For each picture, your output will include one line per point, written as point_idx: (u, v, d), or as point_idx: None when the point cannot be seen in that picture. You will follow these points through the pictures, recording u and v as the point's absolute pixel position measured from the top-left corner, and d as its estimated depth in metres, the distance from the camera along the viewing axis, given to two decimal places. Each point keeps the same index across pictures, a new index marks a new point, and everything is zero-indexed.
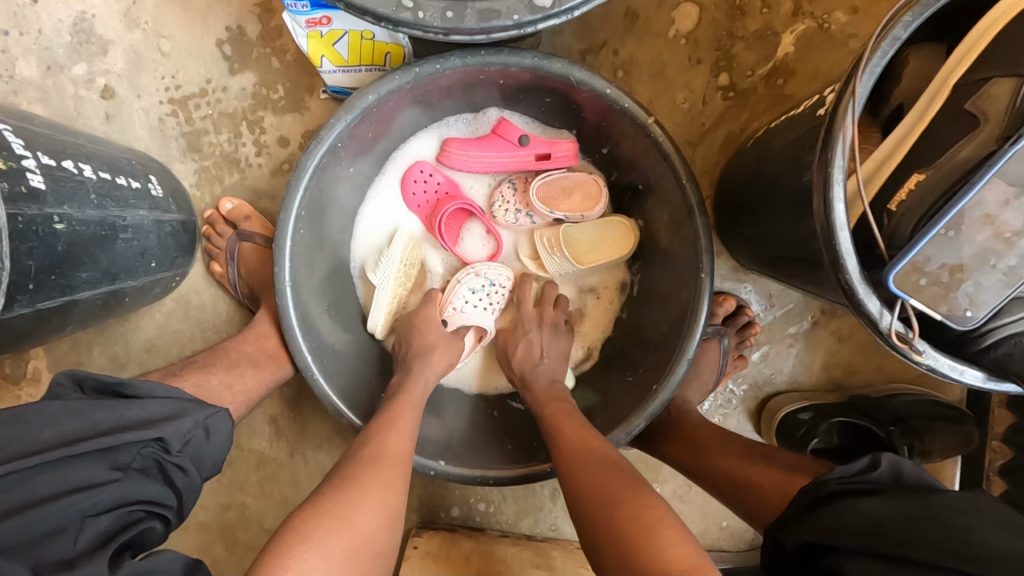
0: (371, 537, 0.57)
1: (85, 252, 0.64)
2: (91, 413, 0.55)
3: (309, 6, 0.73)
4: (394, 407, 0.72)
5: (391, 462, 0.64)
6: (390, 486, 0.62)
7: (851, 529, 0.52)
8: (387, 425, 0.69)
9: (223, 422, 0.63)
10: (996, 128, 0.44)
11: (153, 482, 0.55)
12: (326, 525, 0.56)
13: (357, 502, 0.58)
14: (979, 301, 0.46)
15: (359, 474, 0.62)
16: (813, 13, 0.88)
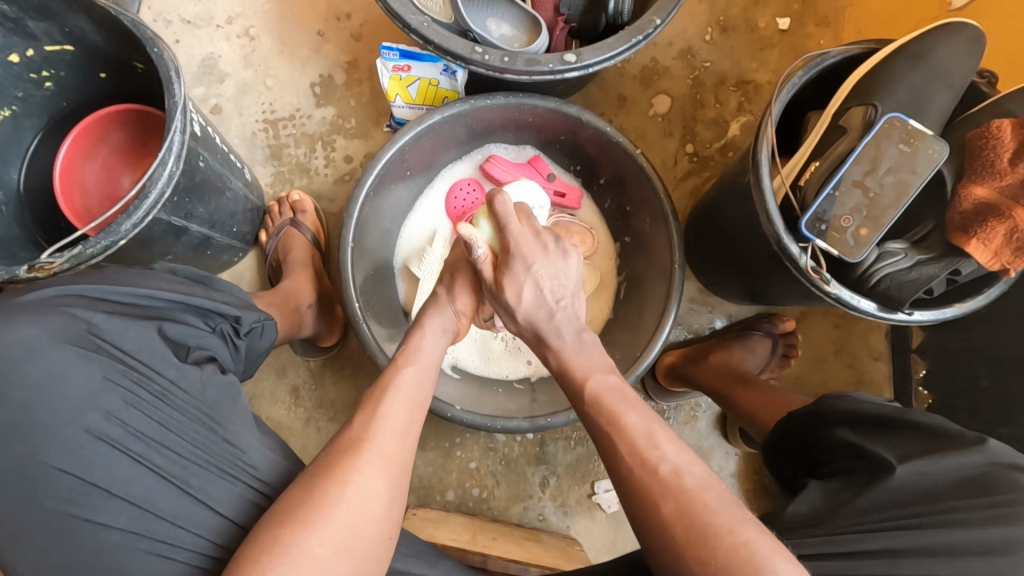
0: (357, 527, 0.56)
1: (206, 192, 0.82)
2: (191, 286, 0.69)
3: (397, 54, 0.99)
4: (380, 394, 0.66)
5: (369, 454, 0.59)
6: (364, 471, 0.58)
7: (844, 415, 0.71)
8: (371, 407, 0.65)
9: (273, 329, 0.78)
10: (856, 134, 0.69)
11: (226, 350, 0.69)
12: (298, 536, 0.53)
13: (330, 511, 0.55)
14: (861, 240, 0.68)
15: (333, 475, 0.57)
16: (752, 110, 1.22)
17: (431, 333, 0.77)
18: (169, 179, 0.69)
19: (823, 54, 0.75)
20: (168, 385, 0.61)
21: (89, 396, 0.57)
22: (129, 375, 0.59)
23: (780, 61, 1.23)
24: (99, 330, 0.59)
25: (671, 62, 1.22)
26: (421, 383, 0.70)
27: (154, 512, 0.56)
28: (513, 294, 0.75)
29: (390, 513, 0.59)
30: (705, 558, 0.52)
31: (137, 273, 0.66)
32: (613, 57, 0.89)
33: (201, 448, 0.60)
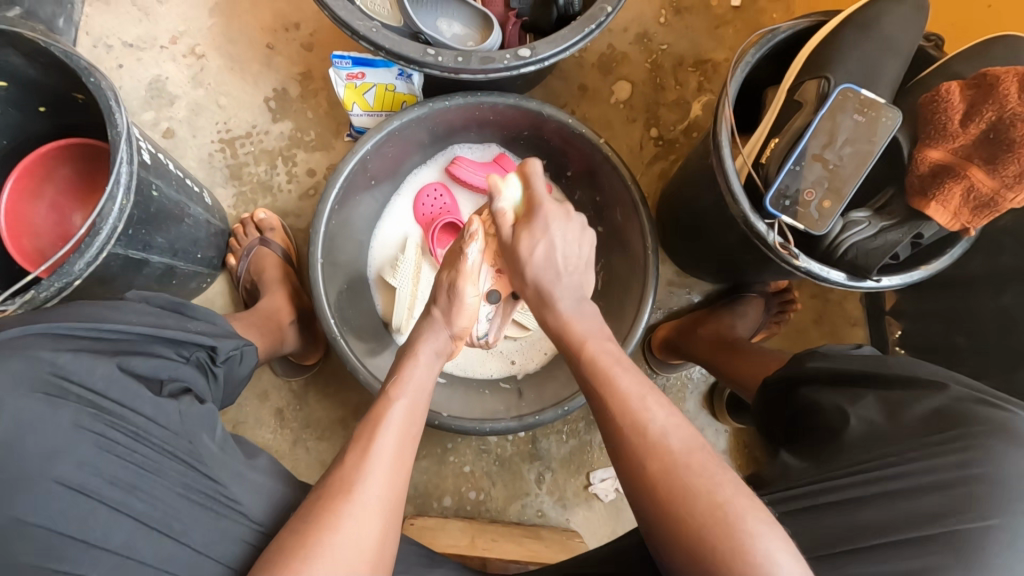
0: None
1: (163, 221, 0.80)
2: (163, 317, 0.68)
3: (350, 63, 0.98)
4: (368, 430, 0.63)
5: (359, 496, 0.57)
6: (358, 519, 0.56)
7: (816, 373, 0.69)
8: (363, 447, 0.62)
9: (253, 353, 0.78)
10: (811, 107, 0.70)
11: (203, 378, 0.68)
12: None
13: (324, 558, 0.52)
14: (825, 212, 0.69)
15: (323, 520, 0.55)
16: (711, 89, 1.23)
17: (421, 360, 0.73)
18: (121, 213, 0.67)
19: (772, 30, 0.75)
20: (146, 424, 0.57)
21: (60, 445, 0.52)
22: (103, 418, 0.55)
23: (735, 38, 1.24)
24: (67, 372, 0.54)
25: (628, 48, 1.22)
26: (411, 413, 0.67)
27: (139, 560, 0.52)
28: (525, 249, 0.75)
29: (383, 551, 0.57)
30: (682, 517, 0.52)
31: (103, 307, 0.64)
32: (568, 49, 0.89)
33: (186, 486, 0.57)
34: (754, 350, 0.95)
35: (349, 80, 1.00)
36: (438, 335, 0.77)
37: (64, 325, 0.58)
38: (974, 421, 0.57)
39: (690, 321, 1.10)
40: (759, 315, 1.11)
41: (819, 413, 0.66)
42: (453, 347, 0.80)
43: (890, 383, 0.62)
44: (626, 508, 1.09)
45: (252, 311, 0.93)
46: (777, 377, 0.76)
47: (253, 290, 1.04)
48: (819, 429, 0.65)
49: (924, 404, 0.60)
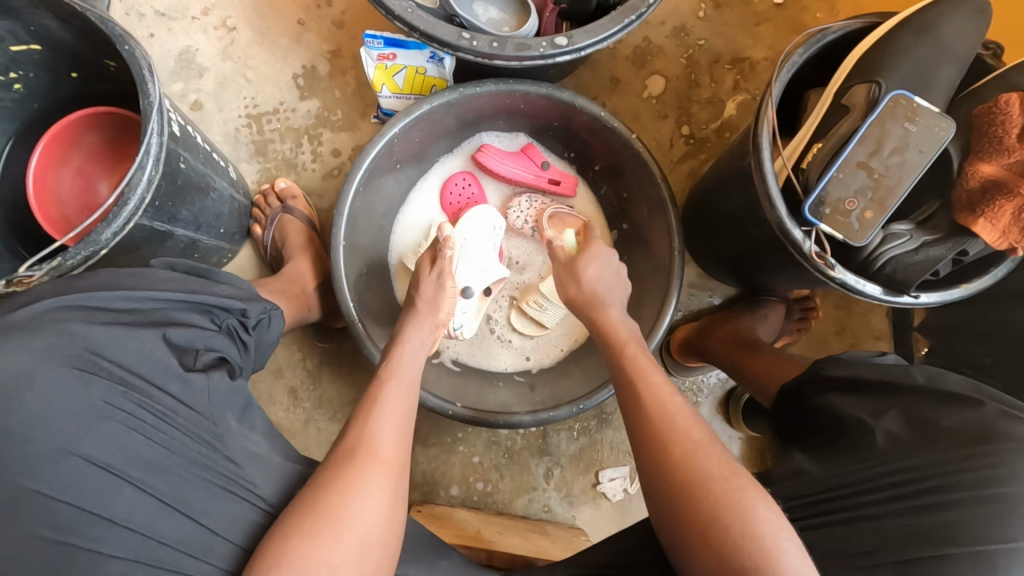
0: (361, 536, 0.55)
1: (189, 194, 0.79)
2: (187, 282, 0.66)
3: (382, 43, 0.97)
4: (367, 408, 0.66)
5: (365, 466, 0.59)
6: (369, 481, 0.58)
7: (827, 377, 0.68)
8: (370, 415, 0.65)
9: (281, 318, 0.75)
10: (860, 112, 0.67)
11: (234, 344, 0.67)
12: (305, 547, 0.53)
13: (334, 523, 0.55)
14: (867, 223, 0.66)
15: (333, 488, 0.57)
16: (747, 88, 1.19)
17: (410, 346, 0.76)
18: (149, 184, 0.66)
19: (823, 30, 0.72)
20: (173, 402, 0.58)
21: (90, 423, 0.52)
22: (134, 396, 0.56)
23: (775, 36, 1.20)
24: (101, 348, 0.55)
25: (664, 41, 1.19)
26: (405, 395, 0.69)
27: (160, 540, 0.53)
28: (596, 267, 0.81)
29: (393, 520, 0.59)
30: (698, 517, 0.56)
31: (131, 274, 0.63)
32: (606, 40, 0.86)
33: (208, 467, 0.58)
34: (774, 351, 0.90)
35: (380, 60, 0.99)
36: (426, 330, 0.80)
37: (99, 296, 0.57)
38: (1003, 437, 0.53)
39: (708, 322, 1.06)
40: (780, 321, 1.07)
41: (830, 417, 0.64)
42: (434, 339, 0.83)
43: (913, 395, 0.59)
44: (633, 509, 1.09)
45: (278, 275, 0.93)
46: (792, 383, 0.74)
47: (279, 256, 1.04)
48: (831, 431, 0.63)
49: (952, 416, 0.56)
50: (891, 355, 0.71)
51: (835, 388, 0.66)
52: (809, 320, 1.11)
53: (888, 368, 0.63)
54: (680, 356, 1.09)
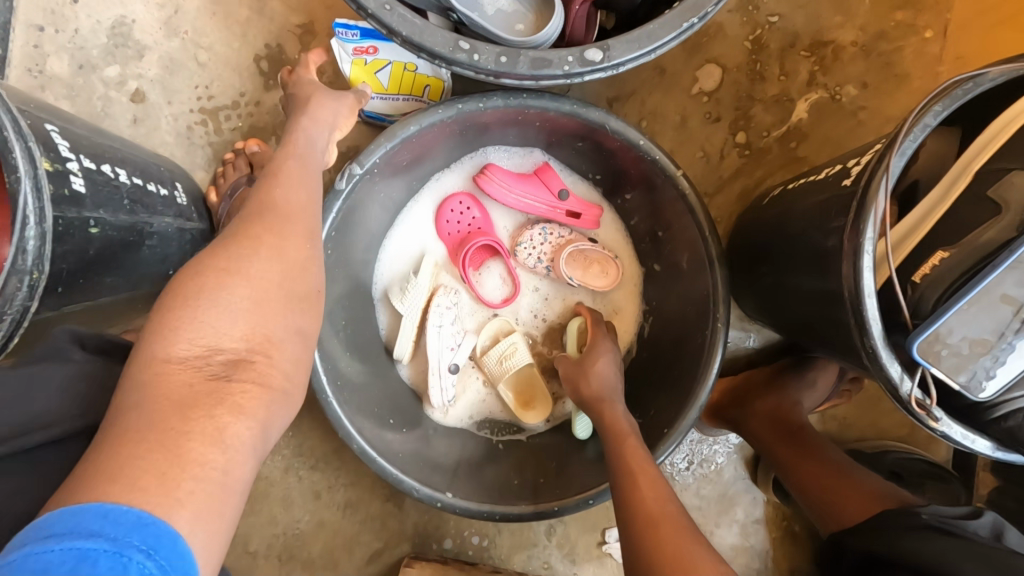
0: (278, 281, 0.49)
1: (112, 258, 0.63)
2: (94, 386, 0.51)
3: (360, 35, 0.79)
4: (270, 176, 0.58)
5: (275, 217, 0.53)
6: (279, 236, 0.52)
7: (905, 559, 0.57)
8: (271, 178, 0.57)
9: None
10: (1015, 216, 0.48)
11: None
12: (215, 279, 0.46)
13: (250, 259, 0.49)
14: (995, 373, 0.49)
15: (241, 236, 0.50)
16: (826, 84, 0.94)
17: (306, 135, 0.63)
18: (33, 289, 0.49)
19: (975, 78, 0.50)
20: None
21: None
22: None
23: (870, 12, 0.93)
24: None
25: (726, 17, 0.93)
26: (310, 172, 0.60)
27: None
28: (601, 365, 0.77)
29: (311, 277, 0.53)
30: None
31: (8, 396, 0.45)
32: (653, 52, 0.64)
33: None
34: (821, 454, 0.79)
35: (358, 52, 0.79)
36: (334, 110, 0.67)
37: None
38: None
39: (746, 384, 0.92)
40: (830, 385, 0.91)
41: None
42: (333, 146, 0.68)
43: None
44: None
45: None
46: (853, 545, 0.64)
47: None
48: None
49: None
50: (985, 510, 0.60)
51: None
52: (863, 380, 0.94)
53: (990, 557, 0.53)
54: (708, 419, 0.95)
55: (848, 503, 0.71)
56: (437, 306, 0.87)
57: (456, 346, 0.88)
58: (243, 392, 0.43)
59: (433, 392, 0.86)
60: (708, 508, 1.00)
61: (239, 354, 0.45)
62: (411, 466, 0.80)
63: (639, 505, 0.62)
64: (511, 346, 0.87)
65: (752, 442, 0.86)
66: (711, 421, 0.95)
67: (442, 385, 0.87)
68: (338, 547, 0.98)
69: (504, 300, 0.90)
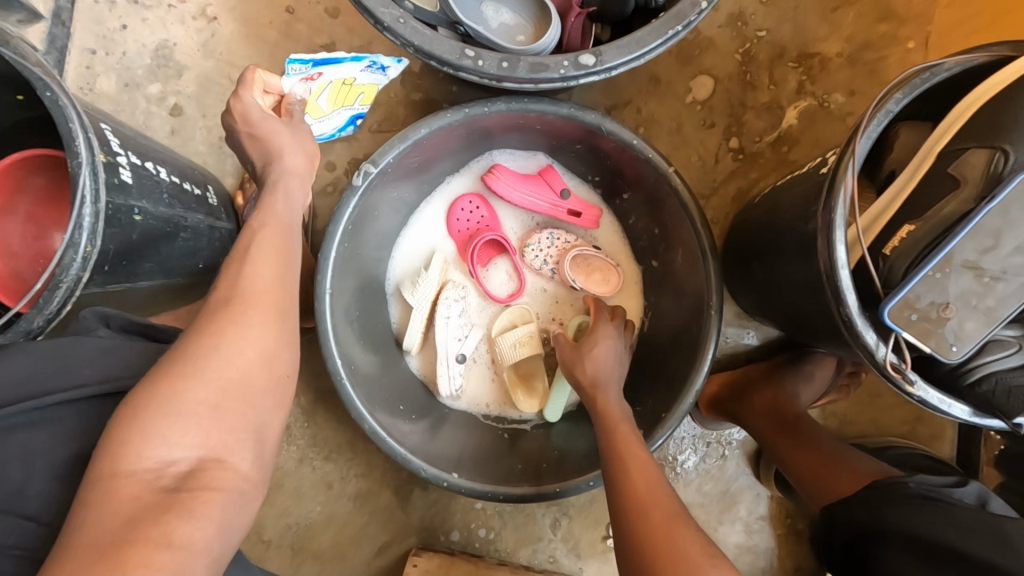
0: (242, 379, 0.49)
1: (151, 245, 0.70)
2: (111, 362, 0.54)
3: (308, 64, 0.83)
4: (239, 250, 0.57)
5: (239, 304, 0.52)
6: (243, 323, 0.51)
7: (895, 529, 0.58)
8: (241, 256, 0.56)
9: None
10: (973, 189, 0.51)
11: None
12: (176, 386, 0.46)
13: (211, 356, 0.48)
14: (964, 337, 0.52)
15: (203, 330, 0.50)
16: (814, 92, 0.99)
17: (285, 192, 0.63)
18: (86, 261, 0.56)
19: (933, 67, 0.54)
20: None
21: None
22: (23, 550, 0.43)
23: (854, 25, 0.99)
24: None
25: (716, 32, 0.99)
26: (284, 235, 0.60)
27: None
28: (602, 349, 0.80)
29: (279, 362, 0.53)
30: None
31: (41, 360, 0.50)
32: (642, 56, 0.70)
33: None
34: (819, 441, 0.81)
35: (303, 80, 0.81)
36: (308, 154, 0.68)
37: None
38: None
39: (744, 378, 0.94)
40: (828, 378, 0.93)
41: None
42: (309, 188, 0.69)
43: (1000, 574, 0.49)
44: None
45: None
46: (847, 517, 0.65)
47: None
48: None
49: None
50: (972, 479, 0.61)
51: (908, 551, 0.56)
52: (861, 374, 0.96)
53: (979, 526, 0.53)
54: (708, 412, 0.98)
55: (841, 479, 0.73)
56: (446, 299, 0.92)
57: (462, 336, 0.93)
58: (200, 499, 0.43)
59: (440, 380, 0.91)
60: (712, 504, 1.01)
61: (193, 465, 0.44)
62: (418, 449, 0.84)
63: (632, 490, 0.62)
64: (526, 335, 0.92)
65: (752, 433, 0.88)
66: (711, 414, 0.97)
67: (449, 374, 0.92)
68: (348, 538, 1.01)
69: (510, 296, 0.95)
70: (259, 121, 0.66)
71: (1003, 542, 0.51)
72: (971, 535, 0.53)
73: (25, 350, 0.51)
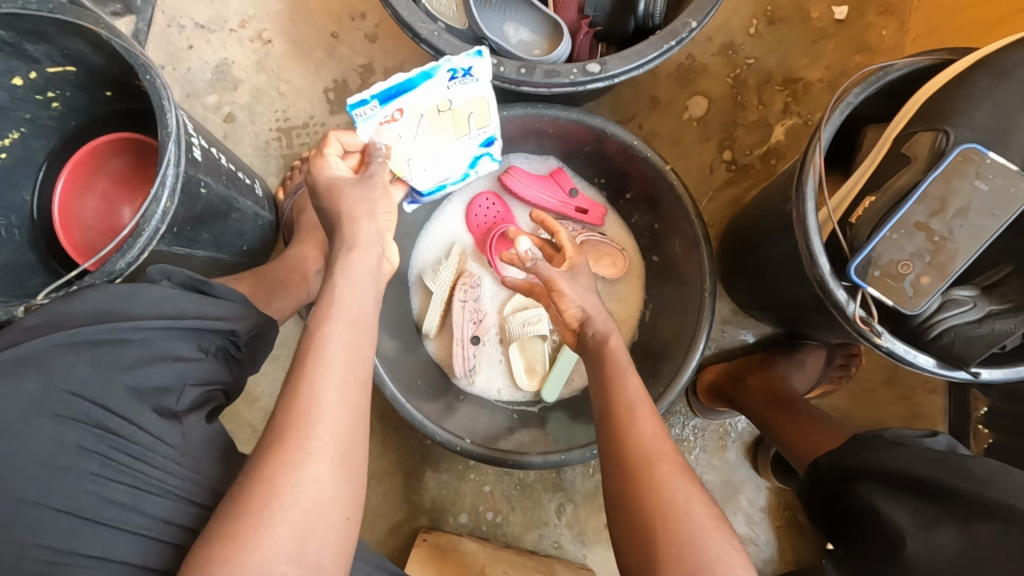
0: (299, 527, 0.48)
1: (210, 217, 0.80)
2: (181, 302, 0.58)
3: (374, 103, 0.79)
4: (300, 364, 0.53)
5: (297, 443, 0.49)
6: (302, 470, 0.49)
7: (871, 466, 0.65)
8: (302, 387, 0.52)
9: (273, 330, 0.69)
10: (922, 165, 0.60)
11: (220, 366, 0.60)
12: (236, 539, 0.46)
13: (266, 515, 0.47)
14: (922, 290, 0.59)
15: (260, 476, 0.48)
16: (799, 112, 1.10)
17: (351, 282, 0.59)
18: (164, 215, 0.66)
19: (885, 67, 0.65)
20: (156, 443, 0.51)
21: (56, 471, 0.46)
22: (108, 437, 0.49)
23: (834, 55, 1.10)
24: (80, 391, 0.48)
25: (710, 59, 1.12)
26: (356, 352, 0.56)
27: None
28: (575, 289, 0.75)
29: (336, 507, 0.50)
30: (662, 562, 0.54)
31: (116, 295, 0.55)
32: (641, 67, 0.81)
33: (183, 509, 0.50)
34: (808, 412, 0.86)
35: (384, 123, 0.81)
36: (372, 237, 0.64)
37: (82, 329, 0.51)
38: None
39: (741, 367, 1.01)
40: (819, 368, 0.99)
41: (867, 514, 0.62)
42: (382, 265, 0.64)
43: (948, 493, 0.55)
44: None
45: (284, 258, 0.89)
46: (830, 462, 0.71)
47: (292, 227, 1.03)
48: (875, 534, 0.60)
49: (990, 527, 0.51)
50: (942, 434, 0.67)
51: (879, 482, 0.63)
52: (853, 367, 1.02)
53: (941, 459, 0.58)
54: (708, 400, 1.04)
55: (825, 438, 0.79)
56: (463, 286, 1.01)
57: (476, 320, 1.01)
58: None
59: (456, 361, 0.99)
60: (712, 493, 1.05)
61: None
62: (433, 417, 0.90)
63: (628, 462, 0.61)
64: (536, 316, 1.00)
65: (747, 413, 0.94)
66: (711, 400, 1.03)
67: (464, 355, 1.00)
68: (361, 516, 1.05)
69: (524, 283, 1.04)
70: (340, 193, 0.64)
71: (958, 470, 0.56)
72: (927, 463, 0.59)
73: (103, 287, 0.55)
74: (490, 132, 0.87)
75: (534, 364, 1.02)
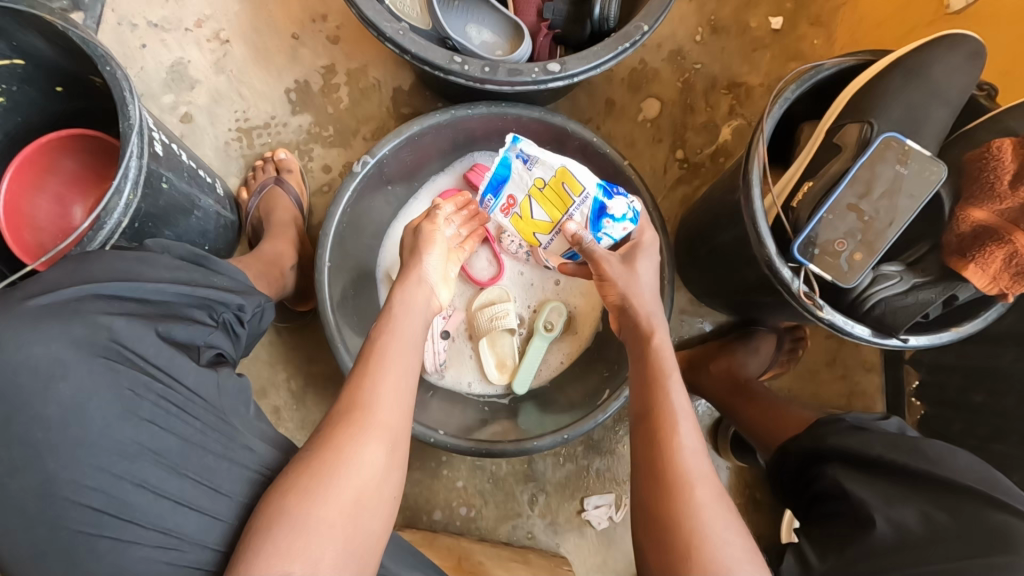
0: (357, 496, 0.55)
1: (172, 214, 0.79)
2: (190, 272, 0.62)
3: (496, 198, 0.91)
4: (366, 364, 0.63)
5: (363, 424, 0.58)
6: (359, 445, 0.57)
7: (836, 450, 0.70)
8: (361, 378, 0.62)
9: (272, 312, 0.73)
10: (850, 153, 0.67)
11: (226, 339, 0.63)
12: (301, 502, 0.53)
13: (333, 478, 0.54)
14: (856, 265, 0.65)
15: (331, 446, 0.56)
16: (743, 114, 1.18)
17: (404, 306, 0.70)
18: (127, 207, 0.68)
19: (816, 67, 0.72)
20: (190, 394, 0.56)
21: (108, 411, 0.50)
22: (153, 386, 0.54)
23: (771, 63, 1.19)
24: (121, 339, 0.53)
25: (661, 65, 1.19)
26: (409, 352, 0.66)
27: (175, 535, 0.51)
28: (625, 274, 0.76)
29: (387, 484, 0.58)
30: (665, 486, 0.59)
31: (133, 258, 0.58)
32: (599, 67, 0.85)
33: (219, 455, 0.55)
34: (768, 397, 0.92)
35: (506, 209, 0.92)
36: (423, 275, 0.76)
37: (112, 285, 0.55)
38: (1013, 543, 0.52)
39: (701, 354, 1.07)
40: (771, 352, 1.06)
41: (836, 489, 0.67)
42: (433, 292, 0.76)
43: (913, 472, 0.62)
44: (619, 539, 1.07)
45: (251, 256, 0.88)
46: (799, 446, 0.77)
47: (257, 227, 1.02)
48: (840, 514, 0.65)
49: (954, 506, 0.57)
50: (894, 418, 0.73)
51: (845, 464, 0.68)
52: (800, 350, 1.09)
53: (898, 441, 0.66)
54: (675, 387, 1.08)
55: (789, 423, 0.84)
56: None
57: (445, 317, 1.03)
58: None
59: (427, 355, 1.00)
60: None
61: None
62: None
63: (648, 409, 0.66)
64: (504, 309, 1.01)
65: (711, 398, 1.00)
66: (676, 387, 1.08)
67: (435, 349, 1.01)
68: None
69: (491, 278, 1.05)
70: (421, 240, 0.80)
71: (914, 450, 0.64)
72: (892, 449, 0.65)
73: (114, 252, 0.58)
74: (592, 194, 0.84)
75: (504, 359, 1.03)
